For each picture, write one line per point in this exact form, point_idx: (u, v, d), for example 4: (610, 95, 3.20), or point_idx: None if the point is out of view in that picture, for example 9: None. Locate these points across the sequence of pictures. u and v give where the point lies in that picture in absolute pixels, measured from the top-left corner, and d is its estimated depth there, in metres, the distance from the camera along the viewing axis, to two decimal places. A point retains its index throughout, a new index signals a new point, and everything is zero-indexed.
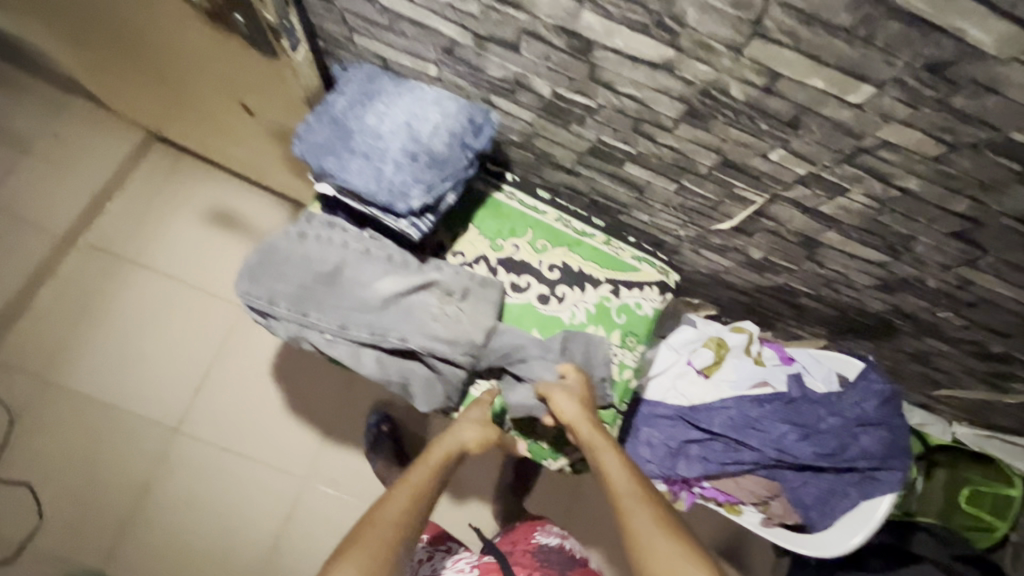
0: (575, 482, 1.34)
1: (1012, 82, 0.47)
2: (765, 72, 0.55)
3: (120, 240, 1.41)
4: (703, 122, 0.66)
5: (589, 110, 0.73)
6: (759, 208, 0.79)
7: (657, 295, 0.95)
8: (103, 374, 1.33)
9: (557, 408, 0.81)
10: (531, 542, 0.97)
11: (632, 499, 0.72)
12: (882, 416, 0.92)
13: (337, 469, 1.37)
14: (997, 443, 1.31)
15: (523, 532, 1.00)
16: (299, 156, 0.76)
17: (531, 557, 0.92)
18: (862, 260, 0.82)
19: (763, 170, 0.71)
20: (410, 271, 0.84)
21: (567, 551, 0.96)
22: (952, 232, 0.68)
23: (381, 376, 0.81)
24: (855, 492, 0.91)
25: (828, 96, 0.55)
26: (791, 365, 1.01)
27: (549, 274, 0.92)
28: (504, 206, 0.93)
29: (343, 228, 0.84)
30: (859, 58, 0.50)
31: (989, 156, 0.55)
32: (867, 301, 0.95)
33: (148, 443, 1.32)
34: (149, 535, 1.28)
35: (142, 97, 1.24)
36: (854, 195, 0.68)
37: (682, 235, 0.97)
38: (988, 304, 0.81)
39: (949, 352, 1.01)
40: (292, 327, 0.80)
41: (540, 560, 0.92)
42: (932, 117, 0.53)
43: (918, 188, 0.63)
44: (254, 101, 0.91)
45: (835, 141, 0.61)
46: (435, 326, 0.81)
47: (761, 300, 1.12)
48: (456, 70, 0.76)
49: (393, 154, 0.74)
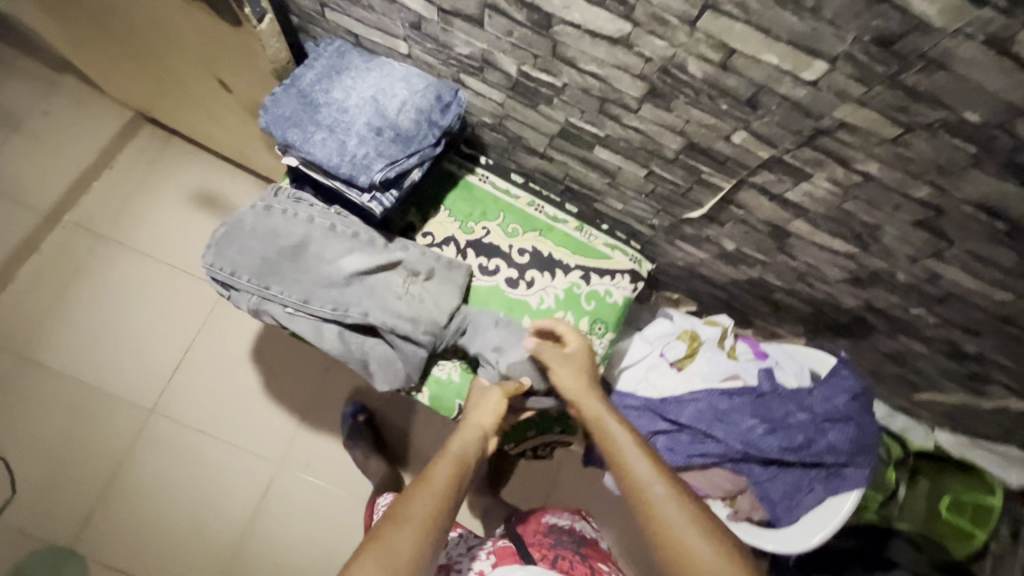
0: (551, 476, 1.31)
1: (961, 58, 0.46)
2: (719, 47, 0.55)
3: (104, 219, 1.40)
4: (666, 102, 0.66)
5: (555, 89, 0.73)
6: (728, 194, 0.78)
7: (628, 284, 0.94)
8: (78, 351, 1.31)
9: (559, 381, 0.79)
10: (540, 526, 0.94)
11: (651, 487, 0.65)
12: (851, 410, 0.91)
13: (313, 454, 1.33)
14: (982, 452, 1.26)
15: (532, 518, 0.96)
16: (264, 127, 0.75)
17: (542, 539, 0.90)
18: (833, 252, 0.81)
19: (728, 154, 0.70)
20: (375, 249, 0.83)
21: (578, 533, 0.93)
22: (916, 220, 0.67)
23: (341, 351, 0.82)
24: (821, 488, 0.90)
25: (782, 73, 0.55)
26: (764, 360, 1.01)
27: (519, 258, 0.91)
28: (476, 189, 0.93)
29: (310, 202, 0.85)
30: (808, 31, 0.49)
31: (945, 138, 0.54)
32: (841, 297, 0.93)
33: (122, 422, 1.29)
34: (119, 516, 1.23)
35: (125, 85, 1.24)
36: (818, 181, 0.67)
37: (656, 225, 0.96)
38: (957, 299, 0.79)
39: (925, 352, 0.99)
40: (253, 299, 0.80)
41: (552, 541, 0.89)
42: (885, 95, 0.52)
43: (878, 173, 0.62)
44: (232, 76, 0.92)
45: (794, 121, 0.60)
46: (397, 305, 0.81)
47: (739, 295, 1.10)
48: (425, 47, 0.76)
49: (358, 128, 0.75)
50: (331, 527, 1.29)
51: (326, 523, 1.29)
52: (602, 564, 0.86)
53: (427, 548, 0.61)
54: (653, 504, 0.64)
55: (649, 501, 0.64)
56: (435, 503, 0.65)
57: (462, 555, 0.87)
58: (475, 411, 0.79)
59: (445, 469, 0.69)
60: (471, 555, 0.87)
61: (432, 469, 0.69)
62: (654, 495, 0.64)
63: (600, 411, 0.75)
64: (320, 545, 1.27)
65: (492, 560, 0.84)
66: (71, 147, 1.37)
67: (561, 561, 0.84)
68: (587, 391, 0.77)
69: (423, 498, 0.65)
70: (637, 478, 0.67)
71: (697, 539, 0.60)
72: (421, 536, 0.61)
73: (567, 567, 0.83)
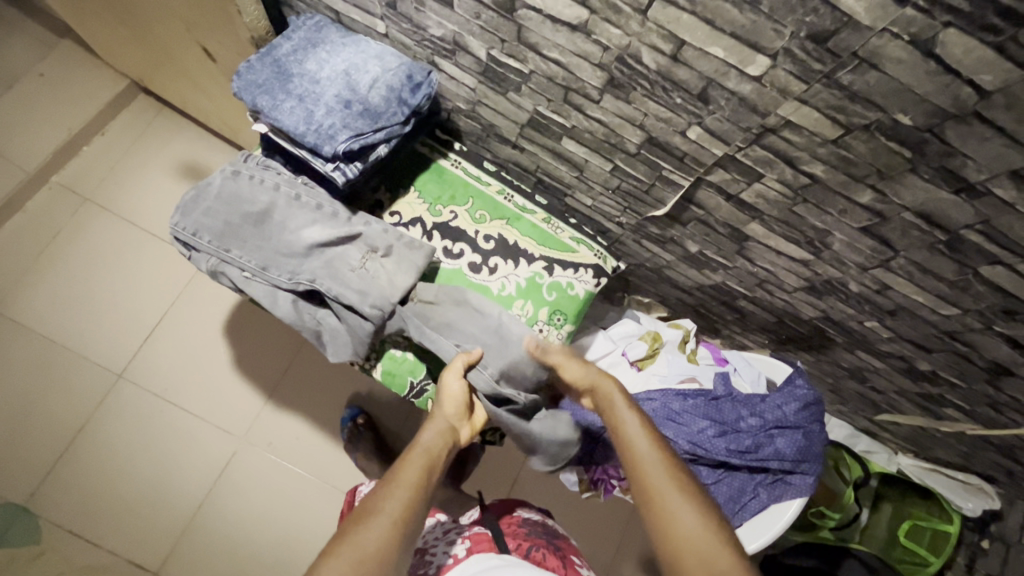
0: (513, 472, 1.31)
1: (888, 56, 0.48)
2: (670, 38, 0.58)
3: (89, 183, 1.39)
4: (625, 93, 0.68)
5: (523, 76, 0.75)
6: (687, 193, 0.79)
7: (591, 278, 0.94)
8: (48, 312, 1.30)
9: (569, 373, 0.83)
10: (513, 514, 0.90)
11: (648, 461, 0.66)
12: (801, 420, 0.91)
13: (276, 434, 1.32)
14: (939, 477, 1.22)
15: (504, 505, 0.92)
16: (235, 91, 0.78)
17: (517, 528, 0.85)
18: (788, 257, 0.81)
19: (685, 150, 0.71)
20: (338, 222, 0.84)
21: (550, 526, 0.89)
22: (862, 226, 0.68)
23: (294, 320, 0.83)
24: (765, 493, 0.90)
25: (729, 67, 0.57)
26: (724, 365, 1.01)
27: (484, 244, 0.92)
28: (447, 173, 0.94)
29: (278, 171, 0.86)
30: (750, 25, 0.52)
31: (882, 140, 0.56)
32: (799, 306, 0.92)
33: (89, 386, 1.28)
34: (75, 478, 1.22)
35: (118, 52, 1.26)
36: (769, 181, 0.68)
37: (623, 223, 0.95)
38: (907, 313, 0.80)
39: (882, 369, 0.99)
40: (212, 260, 0.82)
41: (526, 530, 0.85)
42: (824, 95, 0.54)
43: (823, 175, 0.63)
44: (220, 38, 0.94)
45: (743, 118, 0.62)
46: (353, 279, 0.82)
47: (706, 301, 1.07)
48: (400, 27, 0.78)
49: (327, 100, 0.77)
50: (287, 505, 1.28)
51: (285, 501, 1.28)
52: (574, 557, 0.83)
53: (399, 538, 0.60)
54: (647, 477, 0.65)
55: (644, 476, 0.65)
56: (408, 493, 0.65)
57: (439, 539, 0.82)
58: (443, 402, 0.80)
59: (416, 460, 0.70)
60: (447, 539, 0.81)
61: (402, 465, 0.69)
62: (650, 472, 0.65)
63: (610, 392, 0.78)
64: (278, 526, 1.26)
65: (467, 545, 0.78)
66: (65, 111, 1.38)
67: (536, 552, 0.80)
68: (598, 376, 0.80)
69: (395, 490, 0.65)
70: (636, 453, 0.68)
71: (686, 510, 0.61)
72: (391, 531, 0.60)
73: (539, 559, 0.78)
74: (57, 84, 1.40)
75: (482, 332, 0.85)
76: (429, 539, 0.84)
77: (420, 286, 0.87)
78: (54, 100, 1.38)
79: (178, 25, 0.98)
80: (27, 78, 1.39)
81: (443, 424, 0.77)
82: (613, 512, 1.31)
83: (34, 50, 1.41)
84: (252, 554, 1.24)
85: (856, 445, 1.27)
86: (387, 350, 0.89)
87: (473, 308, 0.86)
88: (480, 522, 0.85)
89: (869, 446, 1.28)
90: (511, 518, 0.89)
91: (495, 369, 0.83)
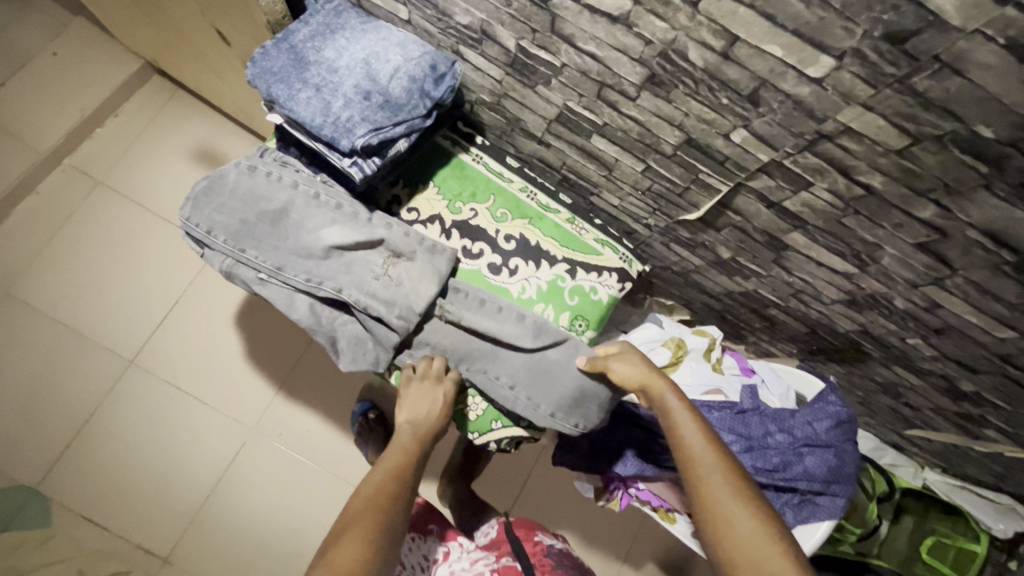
0: (524, 472, 1.28)
1: (975, 60, 0.43)
2: (722, 34, 0.53)
3: (104, 165, 1.37)
4: (665, 91, 0.63)
5: (554, 69, 0.70)
6: (724, 198, 0.74)
7: (616, 283, 0.90)
8: (63, 296, 1.29)
9: (619, 376, 0.77)
10: (536, 542, 0.87)
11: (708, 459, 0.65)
12: (832, 438, 0.87)
13: (287, 424, 1.31)
14: (968, 495, 1.16)
15: (526, 530, 0.90)
16: (249, 79, 0.74)
17: (543, 560, 0.83)
18: (830, 269, 0.76)
19: (727, 153, 0.66)
20: (358, 223, 0.81)
21: (573, 559, 0.85)
22: (918, 242, 0.63)
23: (311, 323, 0.80)
24: (791, 514, 0.86)
25: (787, 67, 0.52)
26: (751, 376, 0.97)
27: (505, 244, 0.87)
28: (468, 168, 0.90)
29: (296, 168, 0.83)
30: (816, 22, 0.47)
31: (954, 153, 0.51)
32: (835, 319, 0.87)
33: (102, 372, 1.26)
34: (90, 464, 1.21)
35: (133, 32, 1.22)
36: (818, 191, 0.63)
37: (651, 225, 0.90)
38: (956, 332, 0.75)
39: (919, 387, 0.94)
40: (227, 259, 0.79)
41: (554, 565, 0.82)
42: (893, 101, 0.49)
43: (881, 186, 0.58)
44: (235, 18, 0.90)
45: (795, 122, 0.56)
46: (376, 287, 0.79)
47: (733, 308, 1.02)
48: (425, 14, 0.74)
49: (345, 90, 0.73)
50: (300, 498, 1.27)
51: (297, 492, 1.27)
52: None
53: (391, 503, 0.65)
54: (702, 481, 0.64)
55: (698, 479, 0.64)
56: (389, 474, 0.69)
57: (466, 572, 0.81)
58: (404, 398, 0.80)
59: (395, 451, 0.74)
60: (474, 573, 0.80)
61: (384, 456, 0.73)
62: (708, 471, 0.64)
63: (662, 395, 0.73)
64: (288, 516, 1.26)
65: None
66: (78, 91, 1.35)
67: None
68: (653, 377, 0.75)
69: (377, 474, 0.69)
70: (691, 456, 0.66)
71: (742, 516, 0.60)
72: (381, 493, 0.66)
73: None
74: (71, 63, 1.37)
75: (518, 361, 0.82)
76: (456, 570, 0.83)
77: (450, 281, 0.84)
78: (68, 80, 1.36)
79: (192, 5, 0.94)
80: (41, 57, 1.36)
81: (441, 421, 0.79)
82: (625, 516, 1.28)
83: (49, 28, 1.38)
84: (265, 543, 1.23)
85: (881, 458, 1.23)
86: (396, 371, 0.87)
87: (495, 339, 0.82)
88: (507, 553, 0.83)
89: (894, 459, 1.23)
90: (534, 547, 0.86)
91: (547, 406, 0.81)
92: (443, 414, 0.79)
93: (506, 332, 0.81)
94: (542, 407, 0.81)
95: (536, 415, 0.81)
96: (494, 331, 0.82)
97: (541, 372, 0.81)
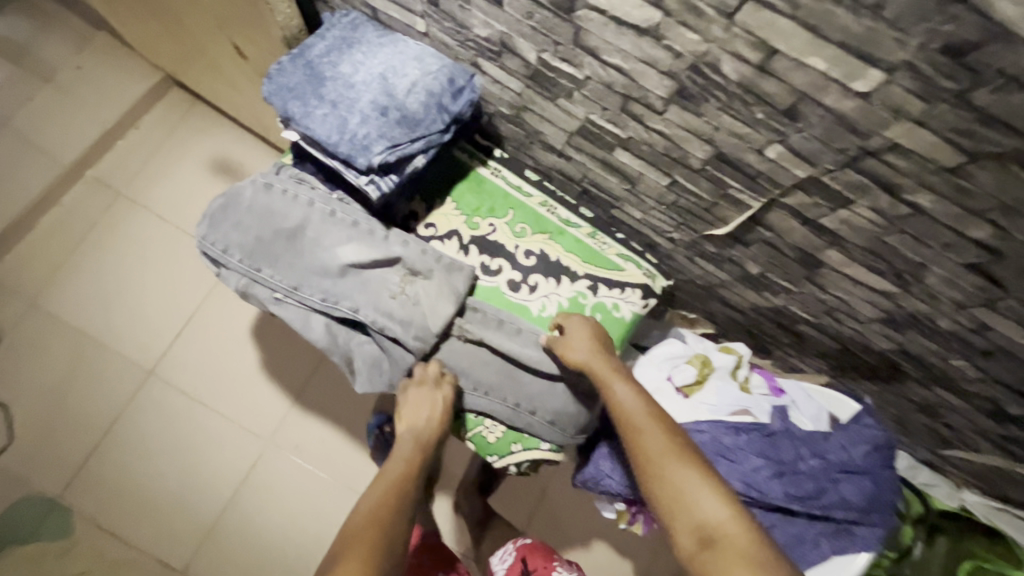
0: (540, 487, 1.25)
1: None
2: (760, 47, 0.50)
3: (123, 176, 1.38)
4: (695, 105, 0.59)
5: (576, 82, 0.67)
6: (755, 214, 0.70)
7: (639, 299, 0.86)
8: (82, 307, 1.29)
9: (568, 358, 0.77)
10: None
11: (658, 459, 0.65)
12: (868, 464, 0.85)
13: (301, 436, 1.30)
14: (1010, 517, 1.06)
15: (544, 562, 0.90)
16: (265, 96, 0.73)
17: None
18: (868, 288, 0.72)
19: (760, 169, 0.62)
20: (374, 240, 0.79)
21: None
22: (968, 262, 0.59)
23: (327, 344, 0.78)
24: (826, 544, 0.82)
25: (830, 81, 0.48)
26: (780, 397, 0.92)
27: (525, 260, 0.85)
28: (486, 182, 0.88)
29: (312, 185, 0.81)
30: (865, 34, 0.44)
31: (1015, 172, 0.47)
32: (871, 337, 0.83)
33: (120, 383, 1.27)
34: (107, 476, 1.21)
35: (151, 45, 1.23)
36: (858, 208, 0.60)
37: (676, 239, 0.87)
38: (1004, 354, 0.70)
39: (960, 407, 0.89)
40: (243, 278, 0.78)
41: None
42: (947, 117, 0.46)
43: (929, 205, 0.54)
44: (251, 32, 0.90)
45: (837, 138, 0.53)
46: (393, 306, 0.77)
47: (761, 323, 0.98)
48: (443, 26, 0.72)
49: (362, 106, 0.71)
50: (315, 510, 1.26)
51: (313, 504, 1.26)
52: None
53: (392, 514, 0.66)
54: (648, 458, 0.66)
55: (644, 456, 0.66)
56: (391, 486, 0.70)
57: None
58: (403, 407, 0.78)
59: (397, 462, 0.75)
60: None
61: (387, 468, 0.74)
62: (657, 465, 0.65)
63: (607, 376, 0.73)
64: (306, 526, 1.24)
65: None
66: (99, 104, 1.36)
67: None
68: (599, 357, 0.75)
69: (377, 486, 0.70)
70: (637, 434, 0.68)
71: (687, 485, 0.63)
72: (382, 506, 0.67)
73: None
74: (92, 76, 1.38)
75: (542, 388, 0.81)
76: None
77: (468, 300, 0.82)
78: (89, 93, 1.37)
79: (210, 19, 0.94)
80: (63, 71, 1.38)
81: (441, 427, 0.78)
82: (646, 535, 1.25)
83: (71, 42, 1.40)
84: (285, 555, 1.22)
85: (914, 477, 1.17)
86: None
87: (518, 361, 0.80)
88: None
89: (929, 478, 1.17)
90: None
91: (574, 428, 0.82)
92: (442, 420, 0.77)
93: (528, 356, 0.79)
94: (569, 431, 0.82)
95: (562, 437, 0.82)
96: (515, 354, 0.79)
97: (565, 398, 0.81)
